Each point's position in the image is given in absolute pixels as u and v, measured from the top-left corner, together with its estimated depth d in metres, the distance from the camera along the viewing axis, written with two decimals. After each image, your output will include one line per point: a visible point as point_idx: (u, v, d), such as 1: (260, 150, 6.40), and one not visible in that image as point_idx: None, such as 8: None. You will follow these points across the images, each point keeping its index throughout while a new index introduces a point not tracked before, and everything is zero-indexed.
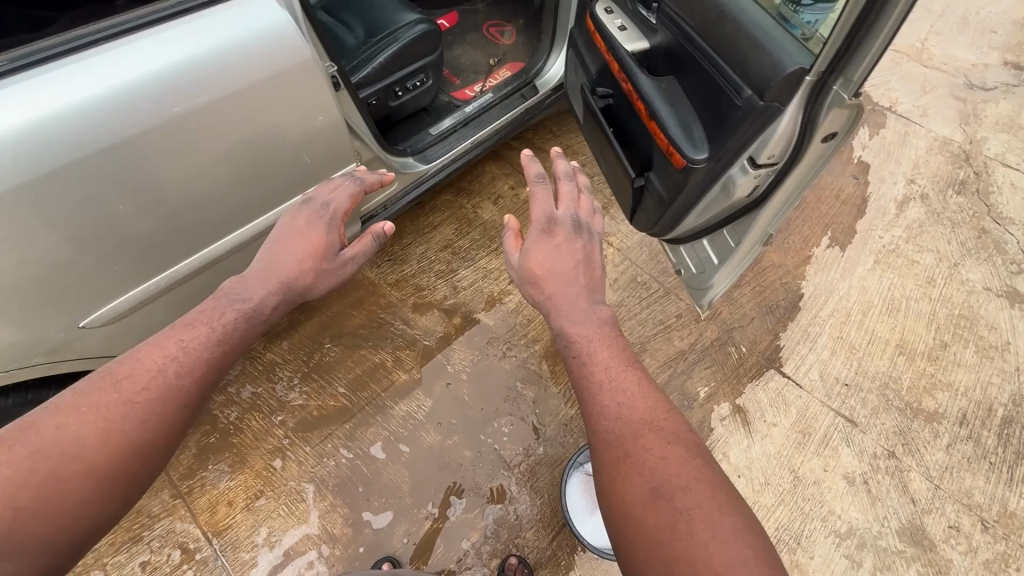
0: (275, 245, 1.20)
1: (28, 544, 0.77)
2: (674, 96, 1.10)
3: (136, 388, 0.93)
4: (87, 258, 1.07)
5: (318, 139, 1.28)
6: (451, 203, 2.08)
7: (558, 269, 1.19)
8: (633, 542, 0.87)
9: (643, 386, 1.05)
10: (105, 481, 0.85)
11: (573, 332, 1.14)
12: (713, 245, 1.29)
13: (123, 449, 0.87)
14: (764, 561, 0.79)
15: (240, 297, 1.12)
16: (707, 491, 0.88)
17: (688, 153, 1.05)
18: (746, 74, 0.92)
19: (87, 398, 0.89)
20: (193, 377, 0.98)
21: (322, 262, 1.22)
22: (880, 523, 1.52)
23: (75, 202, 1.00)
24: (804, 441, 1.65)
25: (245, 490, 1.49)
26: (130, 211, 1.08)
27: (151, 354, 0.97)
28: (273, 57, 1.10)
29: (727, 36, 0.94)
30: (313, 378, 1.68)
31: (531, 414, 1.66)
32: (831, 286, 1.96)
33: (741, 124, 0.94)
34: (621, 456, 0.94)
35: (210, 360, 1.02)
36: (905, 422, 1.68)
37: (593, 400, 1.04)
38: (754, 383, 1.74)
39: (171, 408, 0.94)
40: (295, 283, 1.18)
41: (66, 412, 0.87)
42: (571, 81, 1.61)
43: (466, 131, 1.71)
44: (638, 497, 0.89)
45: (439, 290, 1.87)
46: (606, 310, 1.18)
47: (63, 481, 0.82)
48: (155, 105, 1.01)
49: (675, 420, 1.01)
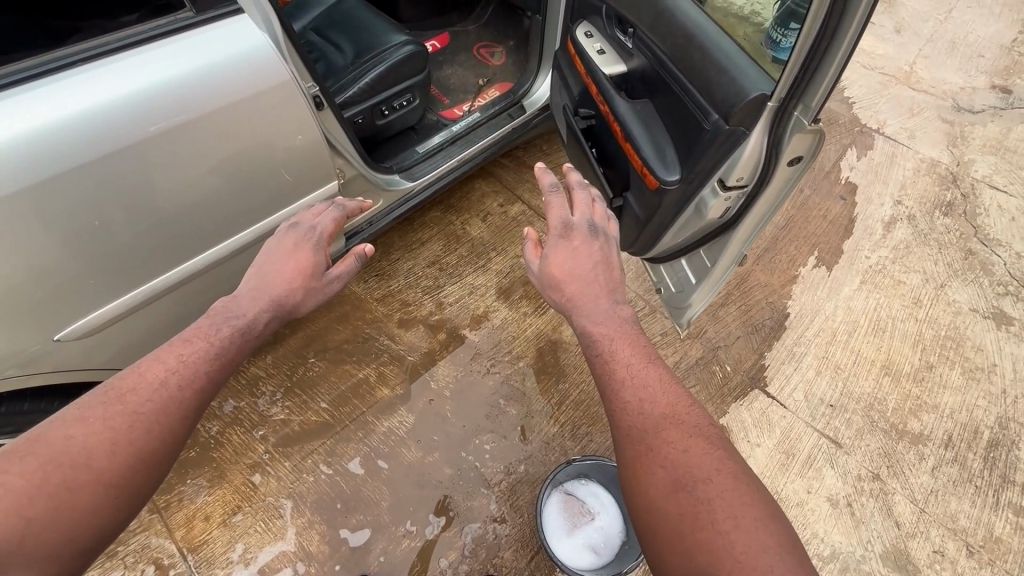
0: (266, 265, 1.21)
1: (36, 554, 0.79)
2: (649, 119, 1.12)
3: (139, 400, 0.96)
4: (62, 273, 1.08)
5: (300, 157, 1.31)
6: (440, 219, 2.10)
7: (581, 272, 1.24)
8: (659, 521, 0.95)
9: (666, 379, 1.13)
10: (112, 492, 0.88)
11: (594, 332, 1.20)
12: (691, 264, 1.30)
13: (130, 459, 0.91)
14: (785, 548, 0.87)
15: (232, 315, 1.13)
16: (729, 481, 0.96)
17: (661, 175, 1.07)
18: (711, 99, 0.93)
19: (92, 410, 0.93)
20: (196, 388, 1.02)
21: (312, 280, 1.23)
22: (864, 547, 1.50)
23: (55, 218, 1.02)
24: (788, 461, 1.63)
25: (223, 506, 1.49)
26: (113, 226, 1.10)
27: (148, 370, 1.00)
28: (256, 78, 1.13)
29: (694, 60, 0.96)
30: (296, 393, 1.68)
31: (513, 432, 1.65)
32: (817, 305, 1.96)
33: (709, 146, 0.96)
34: (644, 450, 1.03)
35: (210, 372, 1.05)
36: (890, 444, 1.67)
37: (617, 397, 1.11)
38: (738, 403, 1.74)
39: (174, 419, 0.97)
40: (281, 304, 1.18)
41: (73, 423, 0.91)
42: (555, 103, 1.65)
43: (454, 150, 1.74)
44: (660, 486, 0.97)
45: (425, 306, 1.88)
46: (626, 309, 1.24)
47: (72, 491, 0.85)
48: (136, 123, 1.03)
49: (698, 414, 1.08)
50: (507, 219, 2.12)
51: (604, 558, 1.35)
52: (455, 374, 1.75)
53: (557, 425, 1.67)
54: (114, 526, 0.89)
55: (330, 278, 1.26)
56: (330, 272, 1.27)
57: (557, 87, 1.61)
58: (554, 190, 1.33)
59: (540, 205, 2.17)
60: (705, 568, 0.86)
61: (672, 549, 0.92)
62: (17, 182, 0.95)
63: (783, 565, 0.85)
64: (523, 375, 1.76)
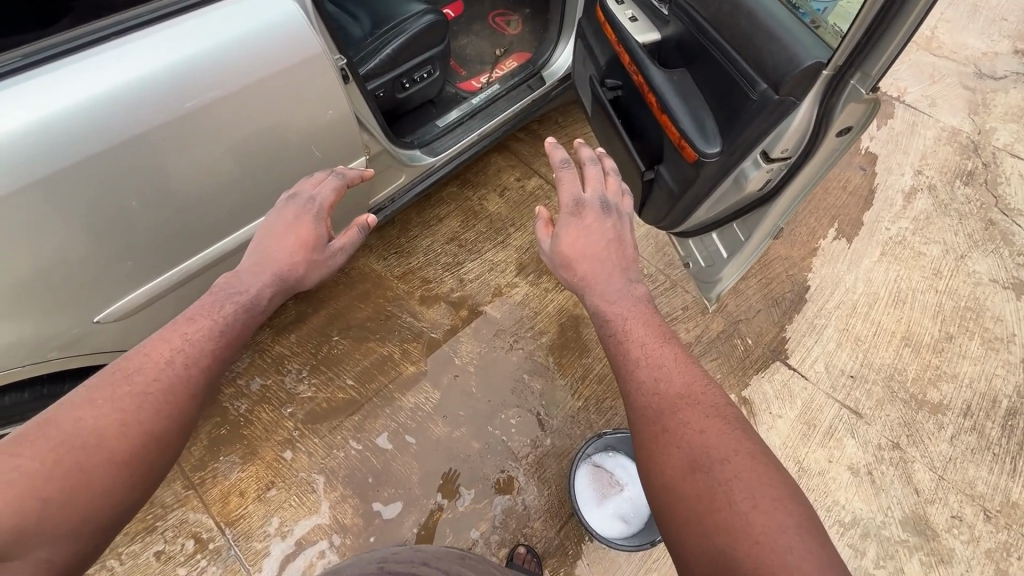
0: (268, 238, 1.20)
1: (55, 533, 0.81)
2: (686, 89, 1.09)
3: (147, 379, 0.97)
4: (85, 260, 1.07)
5: (327, 134, 1.28)
6: (457, 195, 2.08)
7: (593, 251, 1.30)
8: (676, 501, 0.96)
9: (682, 360, 1.17)
10: (126, 470, 0.90)
11: (608, 311, 1.26)
12: (722, 238, 1.29)
13: (141, 438, 0.92)
14: (807, 530, 0.87)
15: (234, 291, 1.14)
16: (747, 462, 0.97)
17: (700, 147, 1.04)
18: (761, 68, 0.91)
19: (101, 392, 0.94)
20: (201, 367, 1.03)
21: (313, 253, 1.23)
22: (884, 513, 1.54)
23: (76, 206, 1.00)
24: (809, 432, 1.66)
25: (256, 481, 1.51)
26: (135, 210, 1.08)
27: (155, 353, 1.01)
28: (284, 52, 1.09)
29: (742, 28, 0.93)
30: (321, 371, 1.69)
31: (538, 406, 1.67)
32: (837, 277, 1.96)
33: (755, 117, 0.94)
34: (659, 431, 1.05)
35: (214, 349, 1.06)
36: (910, 413, 1.69)
37: (631, 376, 1.15)
38: (760, 375, 1.75)
39: (182, 398, 0.98)
40: (282, 278, 1.20)
41: (82, 405, 0.92)
42: (579, 73, 1.61)
43: (474, 124, 1.70)
44: (678, 468, 0.98)
45: (446, 283, 1.88)
46: (640, 288, 1.29)
47: (85, 471, 0.86)
48: (163, 102, 1.00)
49: (713, 391, 1.11)
50: (525, 194, 2.10)
51: (634, 528, 1.39)
52: (478, 350, 1.76)
53: (581, 400, 1.69)
54: (129, 506, 0.90)
55: (331, 252, 1.26)
56: (331, 245, 1.26)
57: (581, 57, 1.57)
58: (566, 166, 1.37)
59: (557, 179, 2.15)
60: (723, 549, 0.87)
61: (690, 529, 0.92)
62: (38, 170, 0.93)
63: (804, 546, 0.84)
64: (545, 350, 1.77)
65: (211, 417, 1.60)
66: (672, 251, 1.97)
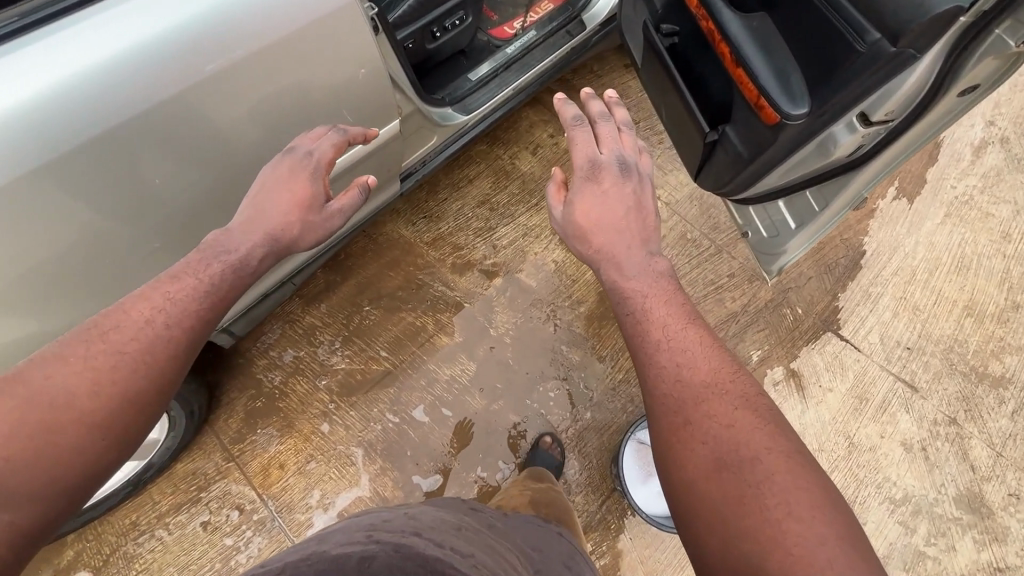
0: (261, 195, 1.04)
1: (18, 496, 0.71)
2: (767, 39, 0.95)
3: (124, 338, 0.86)
4: (102, 235, 0.99)
5: (358, 97, 1.17)
6: (487, 154, 1.95)
7: (610, 220, 1.23)
8: (701, 498, 0.88)
9: (707, 343, 1.07)
10: (98, 437, 0.79)
11: (626, 288, 1.18)
12: (789, 206, 1.18)
13: (114, 400, 0.81)
14: (848, 543, 0.78)
15: (223, 250, 1.01)
16: (777, 460, 0.87)
17: (784, 109, 0.90)
18: (877, 15, 0.77)
19: (73, 348, 0.83)
20: (180, 327, 0.91)
21: (308, 215, 1.07)
22: (937, 490, 1.49)
23: (92, 183, 0.92)
24: (861, 406, 1.59)
25: (295, 454, 1.51)
26: (152, 182, 0.99)
27: (135, 314, 0.89)
28: (312, 1, 0.97)
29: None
30: (354, 342, 1.65)
31: (577, 379, 1.62)
32: (896, 241, 1.82)
33: (858, 74, 0.81)
34: (681, 423, 0.96)
35: (199, 310, 0.94)
36: (970, 388, 1.61)
37: (650, 360, 1.07)
38: (810, 347, 1.66)
39: (163, 360, 0.88)
40: (272, 241, 1.05)
41: (52, 361, 0.81)
42: (628, 19, 1.44)
43: (509, 77, 1.55)
44: (700, 466, 0.90)
45: (479, 250, 1.79)
46: (662, 262, 1.21)
47: (52, 435, 0.76)
48: (181, 61, 0.90)
49: (744, 376, 1.01)
50: (559, 152, 1.97)
51: None
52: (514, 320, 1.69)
53: (622, 372, 1.63)
54: (101, 477, 0.80)
55: (329, 214, 1.10)
56: (328, 206, 1.10)
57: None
58: (578, 122, 1.31)
59: None
60: (754, 555, 0.78)
61: (715, 531, 0.84)
62: (52, 148, 0.85)
63: (848, 560, 0.76)
64: (583, 320, 1.70)
65: (246, 389, 1.58)
66: (718, 214, 1.84)
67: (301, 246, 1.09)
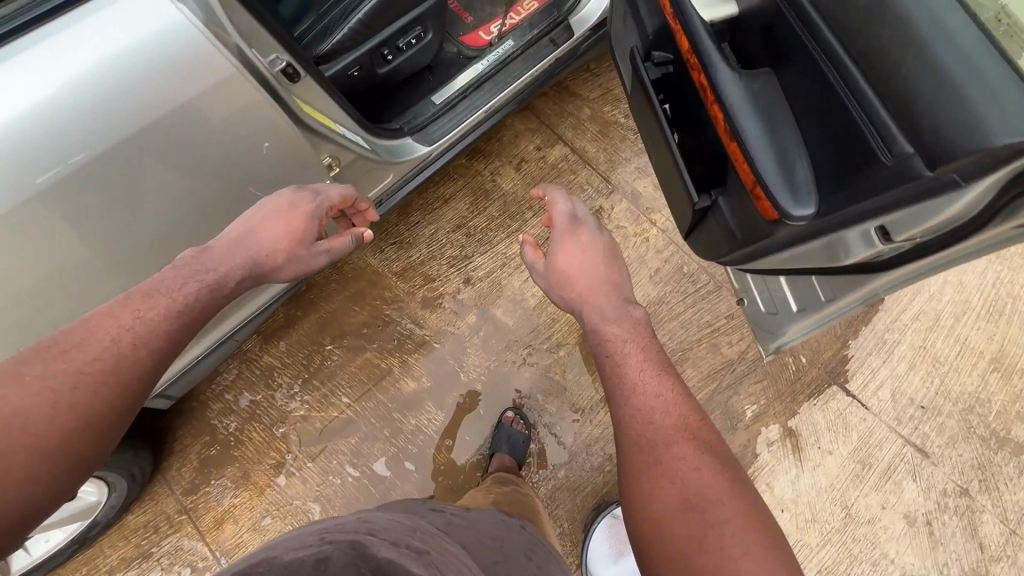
0: (257, 217, 0.98)
1: None
2: (770, 112, 0.75)
3: (87, 358, 0.80)
4: (71, 267, 0.88)
5: (285, 155, 0.99)
6: (466, 169, 1.75)
7: (591, 283, 1.20)
8: (660, 536, 0.89)
9: (677, 389, 1.06)
10: (49, 459, 0.74)
11: (606, 331, 1.15)
12: (794, 287, 0.98)
13: (72, 424, 0.76)
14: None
15: (206, 266, 0.93)
16: (725, 495, 0.90)
17: (785, 209, 0.72)
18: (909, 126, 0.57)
19: (29, 367, 0.76)
20: (149, 347, 0.85)
21: (295, 250, 1.03)
22: (938, 571, 1.37)
23: (58, 221, 0.81)
24: (863, 473, 1.45)
25: (249, 508, 1.43)
26: (103, 244, 0.89)
27: (102, 337, 0.82)
28: (178, 78, 0.79)
29: (884, 53, 0.57)
30: (314, 386, 1.53)
31: (552, 432, 1.50)
32: (921, 280, 1.61)
33: (878, 190, 0.62)
34: (653, 463, 0.95)
35: (170, 330, 0.87)
36: (987, 455, 1.45)
37: (625, 401, 1.05)
38: (812, 403, 1.51)
39: (126, 382, 0.81)
40: (254, 263, 0.98)
41: (6, 381, 0.74)
42: (617, 35, 1.21)
43: (480, 98, 1.34)
44: (671, 505, 0.90)
45: (452, 282, 1.63)
46: (639, 310, 1.18)
47: (1, 460, 0.70)
48: (19, 174, 0.74)
49: (709, 429, 1.01)
50: (545, 168, 1.77)
51: None
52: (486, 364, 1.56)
53: (600, 426, 1.50)
54: (44, 509, 0.73)
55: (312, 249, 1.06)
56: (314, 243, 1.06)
57: (623, 13, 1.17)
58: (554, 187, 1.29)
59: (582, 145, 1.79)
60: None
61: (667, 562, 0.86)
62: None
63: None
64: (561, 365, 1.56)
65: (200, 436, 1.49)
66: None
67: (277, 275, 1.03)
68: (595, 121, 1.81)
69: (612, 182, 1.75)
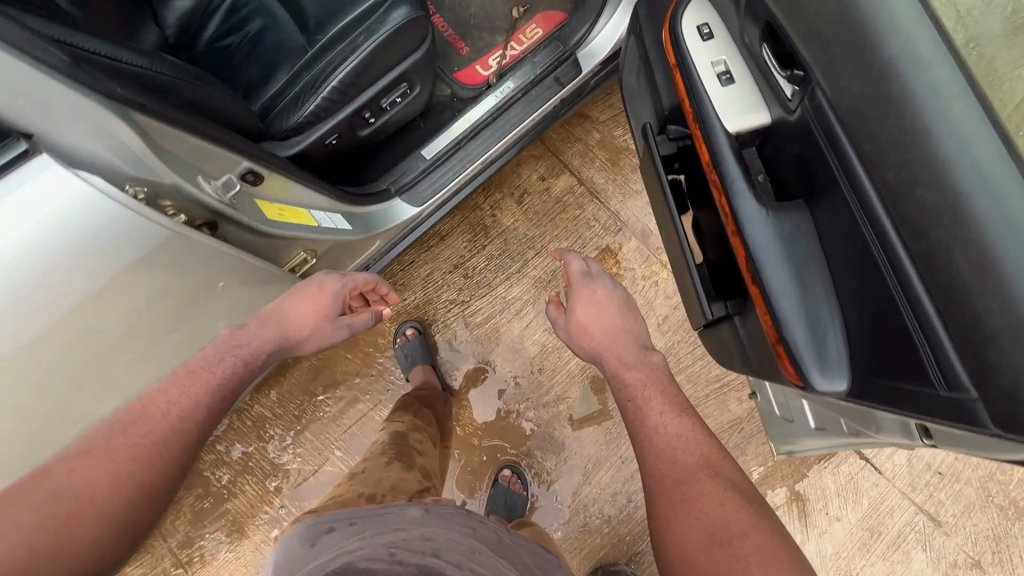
0: (293, 295, 1.02)
1: None
2: (803, 268, 0.65)
3: (141, 430, 0.81)
4: (96, 368, 0.81)
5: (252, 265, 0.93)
6: (464, 202, 1.63)
7: (610, 330, 1.26)
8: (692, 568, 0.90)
9: (700, 432, 1.10)
10: (111, 526, 0.75)
11: (626, 377, 1.21)
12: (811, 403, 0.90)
13: (132, 491, 0.77)
14: None
15: (243, 345, 0.94)
16: (751, 530, 0.91)
17: (814, 380, 0.64)
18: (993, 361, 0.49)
19: (93, 444, 0.78)
20: (198, 425, 0.85)
21: (321, 329, 1.05)
22: None
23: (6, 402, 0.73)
24: (870, 541, 1.40)
25: (244, 564, 1.43)
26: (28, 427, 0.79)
27: (162, 409, 0.84)
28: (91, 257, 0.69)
29: (955, 272, 0.51)
30: (306, 439, 1.49)
31: (550, 490, 1.46)
32: None
33: (935, 412, 0.55)
34: (676, 500, 0.99)
35: (215, 402, 0.88)
36: (1004, 525, 1.39)
37: (644, 441, 1.11)
38: (822, 466, 1.44)
39: (179, 449, 0.83)
40: (285, 338, 1.00)
41: (74, 457, 0.77)
42: (631, 88, 1.07)
43: (476, 149, 1.21)
44: (697, 541, 0.91)
45: (449, 329, 1.56)
46: (657, 355, 1.24)
47: (68, 534, 0.71)
48: None
49: (733, 468, 1.04)
50: (549, 201, 1.64)
51: None
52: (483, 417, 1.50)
53: (600, 486, 1.45)
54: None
55: (336, 326, 1.07)
56: (337, 322, 1.08)
57: (637, 69, 1.02)
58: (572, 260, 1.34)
59: (590, 175, 1.65)
60: None
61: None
62: None
63: None
64: (561, 420, 1.50)
65: (192, 488, 1.47)
66: None
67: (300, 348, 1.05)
68: (605, 147, 1.66)
69: (621, 217, 1.62)
